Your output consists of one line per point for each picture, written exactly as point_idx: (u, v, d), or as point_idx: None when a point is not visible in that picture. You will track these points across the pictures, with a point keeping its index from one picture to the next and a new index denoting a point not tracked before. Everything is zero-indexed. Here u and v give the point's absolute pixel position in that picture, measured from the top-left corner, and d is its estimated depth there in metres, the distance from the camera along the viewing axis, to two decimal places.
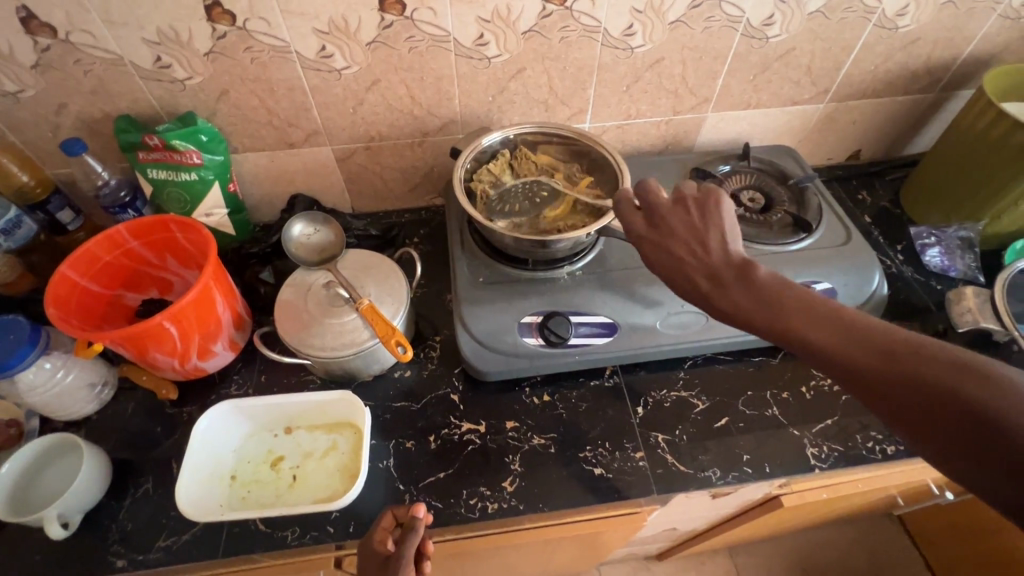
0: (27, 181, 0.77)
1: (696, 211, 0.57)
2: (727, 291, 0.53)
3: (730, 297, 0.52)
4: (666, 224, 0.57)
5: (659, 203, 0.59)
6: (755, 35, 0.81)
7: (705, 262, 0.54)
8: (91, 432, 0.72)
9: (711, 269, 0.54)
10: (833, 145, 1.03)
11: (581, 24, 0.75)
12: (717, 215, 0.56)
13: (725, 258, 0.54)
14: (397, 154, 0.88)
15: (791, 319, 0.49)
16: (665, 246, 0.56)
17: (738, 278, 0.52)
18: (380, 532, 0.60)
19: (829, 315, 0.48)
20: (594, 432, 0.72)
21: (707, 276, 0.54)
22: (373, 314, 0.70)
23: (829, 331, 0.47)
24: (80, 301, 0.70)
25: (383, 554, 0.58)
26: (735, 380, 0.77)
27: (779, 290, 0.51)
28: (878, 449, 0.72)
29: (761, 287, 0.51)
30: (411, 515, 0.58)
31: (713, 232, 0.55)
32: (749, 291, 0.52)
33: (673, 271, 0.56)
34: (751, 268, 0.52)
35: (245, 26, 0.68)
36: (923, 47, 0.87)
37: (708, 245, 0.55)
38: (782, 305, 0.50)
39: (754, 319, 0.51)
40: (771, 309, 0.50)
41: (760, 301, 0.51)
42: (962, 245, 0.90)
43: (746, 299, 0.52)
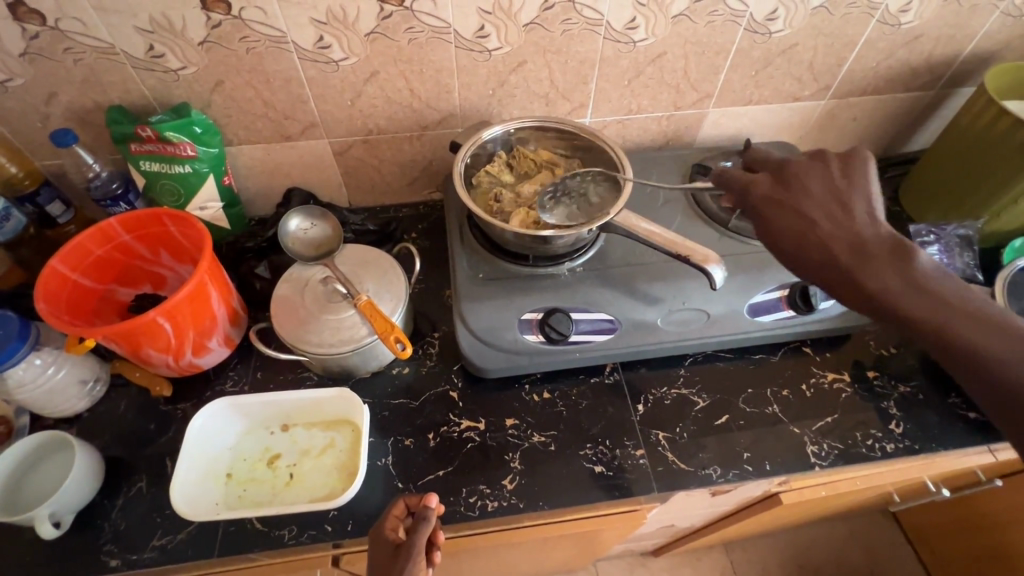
0: (15, 172, 0.75)
1: (839, 172, 0.59)
2: (873, 267, 0.53)
3: (878, 275, 0.52)
4: (803, 183, 0.59)
5: (793, 165, 0.61)
6: (758, 30, 0.80)
7: (853, 233, 0.54)
8: (83, 429, 0.71)
9: (860, 240, 0.54)
10: (833, 142, 1.03)
11: (583, 16, 0.74)
12: (860, 177, 0.58)
13: (873, 228, 0.55)
14: (395, 148, 0.87)
15: (944, 312, 0.50)
16: (800, 206, 0.58)
17: (891, 256, 0.53)
18: (392, 521, 0.59)
19: (982, 318, 0.49)
20: (594, 429, 0.72)
21: (850, 246, 0.54)
22: (370, 310, 0.68)
23: (982, 333, 0.49)
24: (71, 296, 0.68)
25: (394, 543, 0.58)
26: (736, 377, 0.77)
27: (932, 280, 0.52)
28: (878, 446, 0.72)
29: (915, 271, 0.52)
30: (423, 505, 0.58)
31: (857, 196, 0.57)
32: (899, 273, 0.52)
33: (810, 237, 0.56)
34: (905, 249, 0.53)
35: (240, 15, 0.67)
36: (926, 43, 0.86)
37: (854, 212, 0.56)
38: (935, 294, 0.51)
39: (900, 303, 0.51)
40: (921, 296, 0.51)
41: (914, 288, 0.51)
42: (961, 243, 0.89)
43: (895, 281, 0.52)
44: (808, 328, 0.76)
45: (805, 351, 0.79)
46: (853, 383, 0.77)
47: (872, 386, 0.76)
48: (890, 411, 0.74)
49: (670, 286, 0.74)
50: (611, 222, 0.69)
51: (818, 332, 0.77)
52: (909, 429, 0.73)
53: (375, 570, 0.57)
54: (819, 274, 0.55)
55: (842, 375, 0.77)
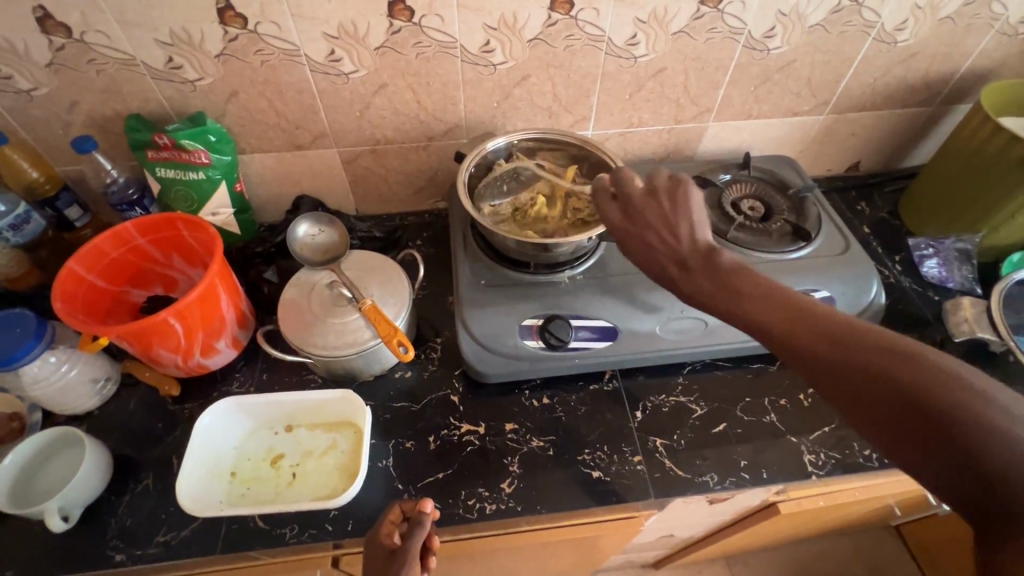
0: (36, 177, 0.78)
1: (668, 200, 0.59)
2: (693, 277, 0.55)
3: (696, 281, 0.55)
4: (641, 215, 0.59)
5: (632, 195, 0.60)
6: (756, 46, 0.82)
7: (675, 251, 0.57)
8: (93, 426, 0.72)
9: (681, 256, 0.56)
10: (833, 156, 1.04)
11: (585, 33, 0.76)
12: (686, 203, 0.58)
13: (692, 243, 0.57)
14: (402, 158, 0.90)
15: (746, 304, 0.51)
16: (636, 228, 0.59)
17: (704, 265, 0.55)
18: (387, 526, 0.60)
19: (795, 308, 0.48)
20: (592, 435, 0.73)
21: (677, 263, 0.57)
22: (375, 314, 0.70)
23: (794, 322, 0.47)
24: (86, 296, 0.70)
25: (389, 547, 0.58)
26: (734, 387, 0.78)
27: (746, 282, 0.52)
28: (875, 457, 0.72)
29: (722, 272, 0.54)
30: (419, 510, 0.59)
31: (683, 219, 0.58)
32: (713, 279, 0.54)
33: (644, 258, 0.59)
34: (717, 255, 0.55)
35: (256, 29, 0.70)
36: (922, 61, 0.88)
37: (678, 232, 0.57)
38: (751, 293, 0.51)
39: (713, 303, 0.53)
40: (735, 297, 0.51)
41: (718, 286, 0.53)
42: (959, 257, 0.91)
43: (708, 284, 0.54)
44: None
45: None
46: None
47: None
48: None
49: (669, 295, 0.76)
50: (611, 230, 0.70)
51: None
52: None
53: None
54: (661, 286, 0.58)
55: None
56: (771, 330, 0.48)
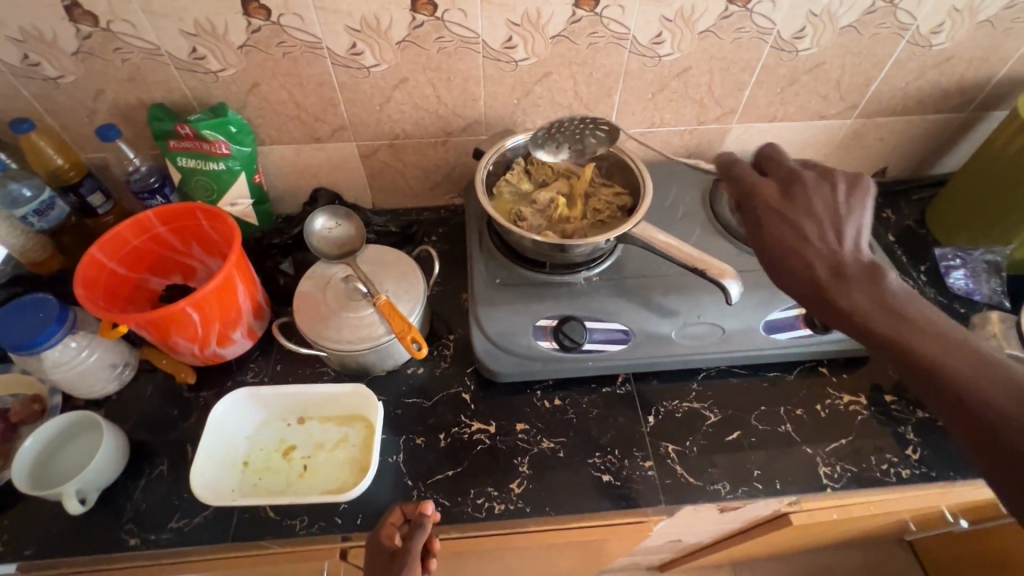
0: (61, 164, 0.79)
1: (843, 194, 0.60)
2: (846, 286, 0.55)
3: (851, 293, 0.54)
4: (803, 200, 0.60)
5: (802, 180, 0.62)
6: (785, 47, 0.80)
7: (834, 253, 0.57)
8: (111, 410, 0.74)
9: (838, 260, 0.56)
10: (859, 161, 1.01)
11: (610, 30, 0.75)
12: (860, 202, 0.60)
13: (854, 252, 0.57)
14: (420, 152, 0.89)
15: (915, 335, 0.51)
16: (793, 218, 0.60)
17: (861, 277, 0.55)
18: (387, 528, 0.60)
19: (957, 343, 0.50)
20: (603, 439, 0.72)
21: (830, 265, 0.56)
22: (390, 310, 0.70)
23: (956, 355, 0.49)
24: (106, 283, 0.70)
25: (390, 549, 0.59)
26: (749, 394, 0.76)
27: (906, 305, 0.53)
28: (893, 472, 0.70)
29: (884, 291, 0.54)
30: (420, 513, 0.59)
31: (851, 222, 0.59)
32: (873, 294, 0.54)
33: (791, 254, 0.58)
34: (880, 272, 0.55)
35: (279, 21, 0.70)
36: (957, 65, 0.85)
37: (844, 234, 0.58)
38: (909, 316, 0.52)
39: (871, 321, 0.53)
40: (894, 319, 0.52)
41: (881, 307, 0.53)
42: (987, 269, 0.89)
43: (865, 300, 0.54)
44: (825, 348, 0.76)
45: (821, 371, 0.79)
46: (869, 406, 0.76)
47: (890, 410, 0.75)
48: (907, 437, 0.73)
49: (686, 299, 0.75)
50: (629, 232, 0.69)
51: (834, 351, 0.76)
52: (925, 456, 0.71)
53: None
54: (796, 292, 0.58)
55: (858, 398, 0.76)
56: (914, 357, 0.50)
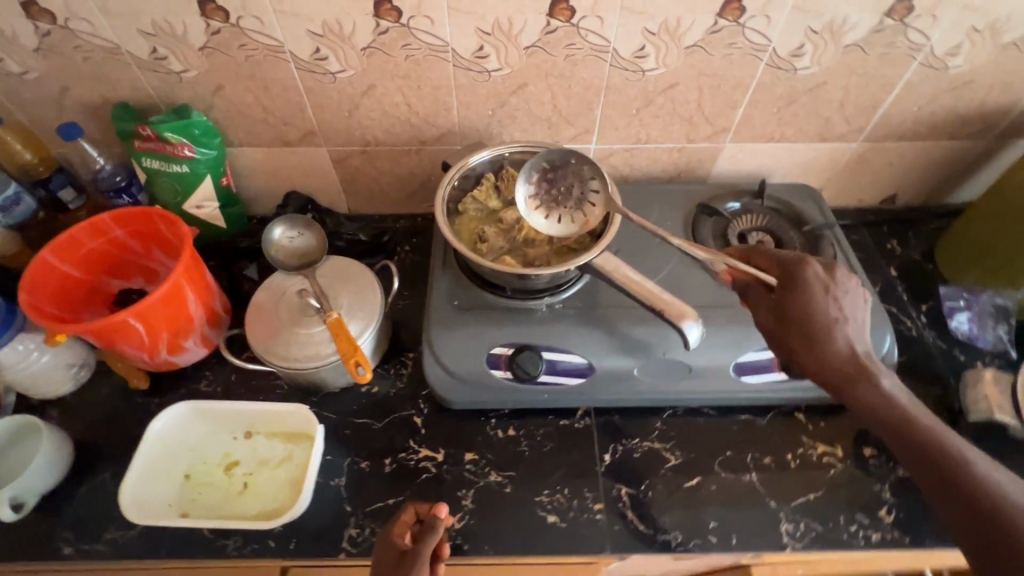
0: (29, 159, 0.79)
1: (866, 292, 0.60)
2: (868, 380, 0.54)
3: (875, 387, 0.54)
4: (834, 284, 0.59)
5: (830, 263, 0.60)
6: (782, 65, 0.74)
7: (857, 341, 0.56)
8: (64, 412, 0.74)
9: (861, 352, 0.56)
10: (865, 187, 0.94)
11: (588, 42, 0.70)
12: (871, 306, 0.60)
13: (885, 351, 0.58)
14: (394, 160, 0.86)
15: (937, 439, 0.50)
16: (839, 298, 0.58)
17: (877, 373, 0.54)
18: (400, 527, 0.58)
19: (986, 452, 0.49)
20: (554, 475, 0.69)
21: (854, 355, 0.55)
22: (338, 329, 0.68)
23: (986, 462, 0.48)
24: (59, 287, 0.70)
25: (400, 549, 0.56)
26: (716, 437, 0.72)
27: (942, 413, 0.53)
28: (862, 534, 0.65)
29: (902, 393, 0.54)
30: (433, 513, 0.57)
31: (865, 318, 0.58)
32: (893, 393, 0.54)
33: (827, 330, 0.56)
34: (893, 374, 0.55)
35: (238, 24, 0.67)
36: (977, 90, 0.78)
37: (865, 329, 0.57)
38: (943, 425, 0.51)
39: (892, 415, 0.53)
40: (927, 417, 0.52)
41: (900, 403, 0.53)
42: (996, 314, 0.82)
43: (900, 392, 0.54)
44: (801, 394, 0.71)
45: (797, 417, 0.74)
46: (845, 458, 0.71)
47: (867, 465, 0.70)
48: (882, 496, 0.68)
49: (653, 333, 0.70)
50: (591, 263, 0.65)
51: (811, 397, 0.71)
52: (900, 519, 0.66)
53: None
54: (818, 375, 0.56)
55: (834, 449, 0.71)
56: (931, 451, 0.49)
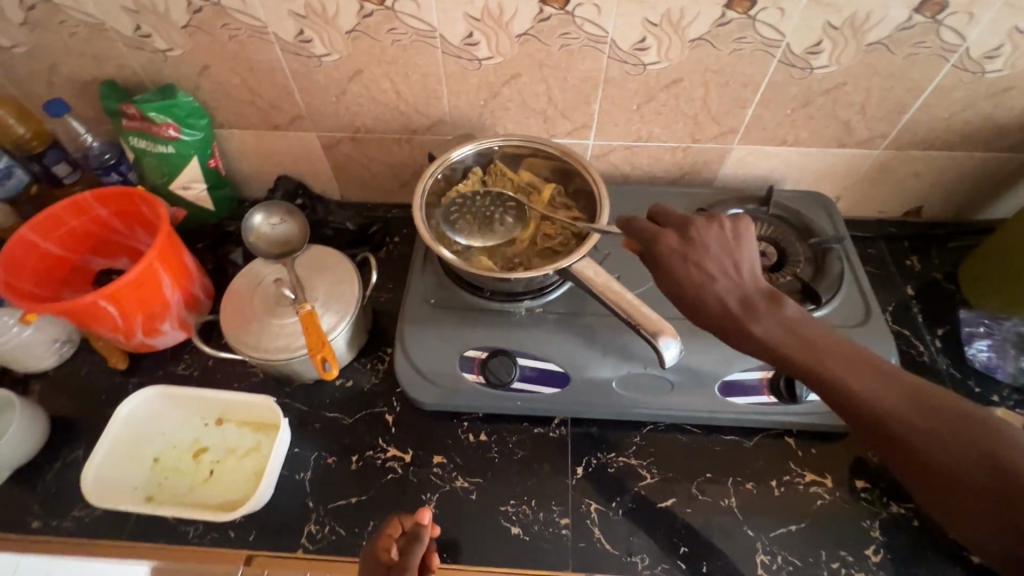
0: (22, 134, 0.78)
1: (729, 231, 0.55)
2: (757, 317, 0.50)
3: (763, 323, 0.50)
4: (700, 241, 0.54)
5: (691, 218, 0.56)
6: (796, 63, 0.68)
7: (738, 285, 0.52)
8: (45, 387, 0.74)
9: (743, 292, 0.52)
10: (887, 197, 0.87)
11: (584, 32, 0.66)
12: (747, 242, 0.55)
13: (756, 285, 0.52)
14: (384, 148, 0.84)
15: (828, 362, 0.47)
16: (699, 261, 0.53)
17: (768, 304, 0.51)
18: (386, 540, 0.57)
19: (858, 358, 0.47)
20: (522, 485, 0.66)
21: (738, 299, 0.51)
22: (310, 322, 0.67)
23: (856, 371, 0.46)
24: (39, 263, 0.70)
25: (386, 563, 0.55)
26: (697, 457, 0.68)
27: (809, 329, 0.50)
28: (845, 573, 0.61)
29: (785, 316, 0.50)
30: (416, 522, 0.56)
31: (744, 256, 0.54)
32: (779, 320, 0.50)
33: (696, 292, 0.52)
34: (779, 299, 0.51)
35: (220, 2, 0.65)
36: (1016, 98, 0.71)
37: (742, 271, 0.53)
38: (813, 344, 0.48)
39: (782, 348, 0.49)
40: (801, 344, 0.48)
41: (788, 331, 0.49)
42: (1018, 343, 0.76)
43: (777, 327, 0.50)
44: (791, 419, 0.66)
45: (787, 441, 0.69)
46: (834, 490, 0.66)
47: (858, 498, 0.65)
48: (871, 534, 0.63)
49: (635, 346, 0.66)
50: (569, 269, 0.61)
51: (802, 423, 0.67)
52: (889, 560, 0.62)
53: None
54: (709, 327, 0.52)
55: (822, 479, 0.67)
56: (824, 375, 0.47)
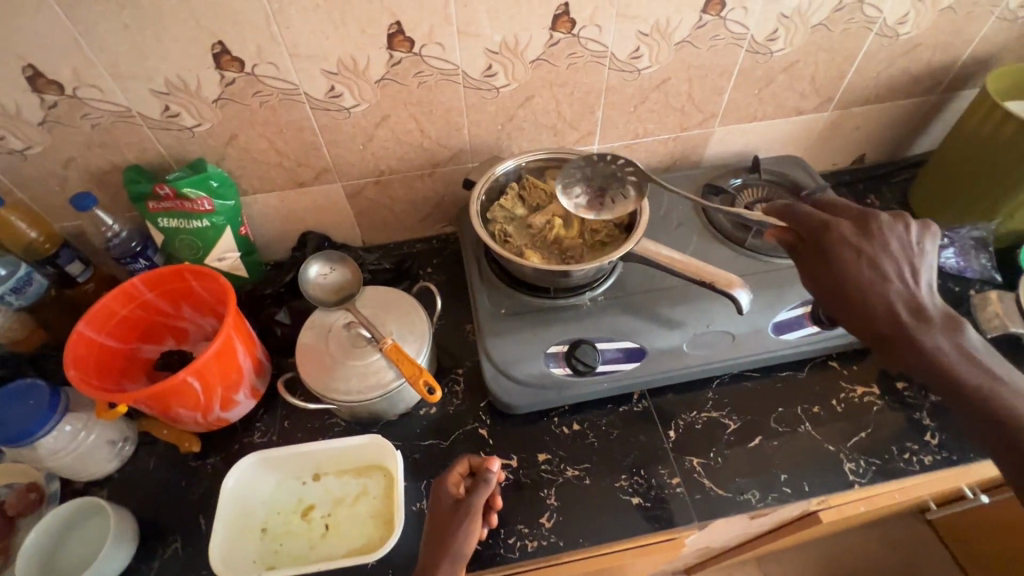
0: (35, 237, 0.75)
1: (912, 238, 0.64)
2: (931, 330, 0.58)
3: (934, 336, 0.58)
4: (883, 238, 0.63)
5: (878, 217, 0.65)
6: (760, 50, 0.81)
7: (913, 294, 0.60)
8: (113, 490, 0.70)
9: (921, 304, 0.60)
10: (838, 151, 1.03)
11: (588, 50, 0.75)
12: (924, 248, 0.64)
13: (930, 296, 0.61)
14: (408, 186, 0.88)
15: (997, 390, 0.55)
16: (876, 257, 0.62)
17: (942, 322, 0.59)
18: (454, 477, 0.64)
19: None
20: (627, 460, 0.71)
21: (914, 307, 0.60)
22: (397, 354, 0.69)
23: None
24: (98, 359, 0.68)
25: (454, 497, 0.62)
26: (765, 397, 0.76)
27: (981, 357, 0.58)
28: (915, 460, 0.71)
29: (962, 342, 0.58)
30: (485, 468, 0.62)
31: (923, 265, 0.62)
32: (953, 340, 0.58)
33: (869, 289, 0.61)
34: (956, 322, 0.59)
35: (254, 72, 0.68)
36: (924, 52, 0.88)
37: (920, 280, 0.61)
38: (982, 368, 0.57)
39: (951, 363, 0.57)
40: (967, 364, 0.57)
41: (963, 356, 0.57)
42: (976, 245, 0.90)
43: (947, 344, 0.58)
44: (833, 343, 0.76)
45: (832, 364, 0.79)
46: (883, 395, 0.76)
47: (903, 397, 0.76)
48: (924, 423, 0.74)
49: (694, 310, 0.74)
50: (630, 252, 0.69)
51: (843, 345, 0.77)
52: (945, 440, 0.72)
53: (433, 522, 0.62)
54: (880, 323, 0.60)
55: (871, 389, 0.77)
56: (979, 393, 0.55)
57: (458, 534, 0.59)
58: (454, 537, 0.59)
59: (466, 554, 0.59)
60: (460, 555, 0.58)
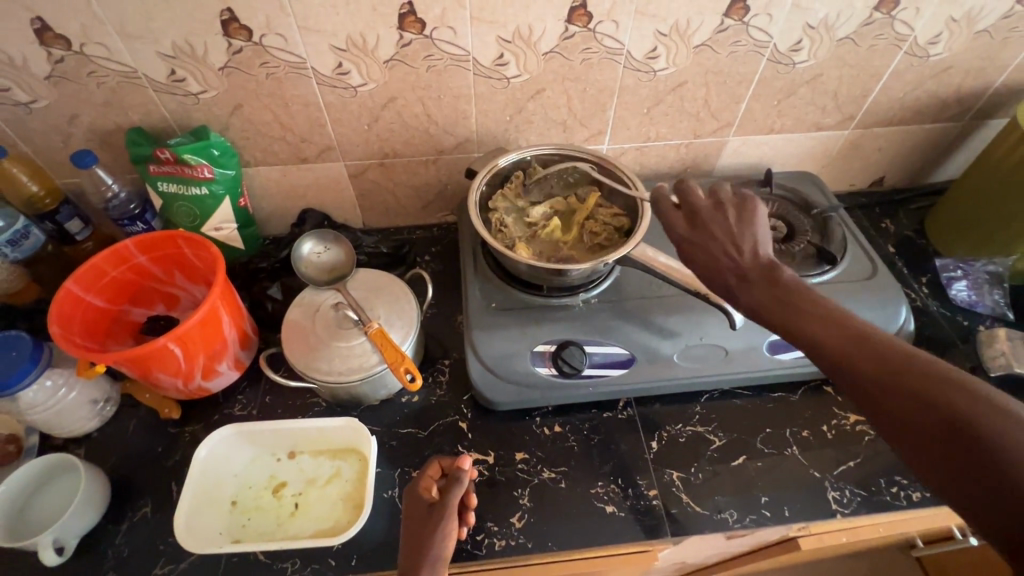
0: (36, 191, 0.75)
1: (733, 215, 0.56)
2: (747, 288, 0.53)
3: (752, 294, 0.52)
4: (704, 224, 0.57)
5: (698, 208, 0.58)
6: (782, 60, 0.79)
7: (735, 264, 0.54)
8: (90, 449, 0.70)
9: (738, 269, 0.54)
10: (857, 171, 1.00)
11: (603, 46, 0.73)
12: (751, 219, 0.56)
13: (753, 262, 0.54)
14: (411, 172, 0.87)
15: (805, 325, 0.48)
16: (701, 246, 0.56)
17: (764, 279, 0.53)
18: (426, 480, 0.62)
19: (840, 323, 0.47)
20: (605, 467, 0.70)
21: (732, 275, 0.54)
22: (382, 339, 0.68)
23: (832, 337, 0.47)
24: (84, 317, 0.68)
25: (428, 501, 0.61)
26: (753, 416, 0.75)
27: (796, 294, 0.50)
28: (903, 495, 0.69)
29: (780, 287, 0.51)
30: (457, 467, 0.61)
31: (747, 236, 0.55)
32: (768, 290, 0.52)
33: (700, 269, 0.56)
34: (776, 271, 0.53)
35: (261, 42, 0.67)
36: (954, 75, 0.84)
37: (741, 246, 0.55)
38: (799, 308, 0.50)
39: (767, 316, 0.51)
40: (783, 309, 0.50)
41: (775, 302, 0.51)
42: (990, 280, 0.88)
43: (764, 297, 0.52)
44: None
45: (826, 390, 0.77)
46: None
47: None
48: None
49: (688, 320, 0.72)
50: (628, 255, 0.67)
51: None
52: None
53: (407, 528, 0.60)
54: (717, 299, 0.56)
55: (864, 418, 0.75)
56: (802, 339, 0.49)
57: (435, 538, 0.57)
58: (430, 540, 0.57)
59: (445, 556, 0.57)
60: (439, 556, 0.57)
